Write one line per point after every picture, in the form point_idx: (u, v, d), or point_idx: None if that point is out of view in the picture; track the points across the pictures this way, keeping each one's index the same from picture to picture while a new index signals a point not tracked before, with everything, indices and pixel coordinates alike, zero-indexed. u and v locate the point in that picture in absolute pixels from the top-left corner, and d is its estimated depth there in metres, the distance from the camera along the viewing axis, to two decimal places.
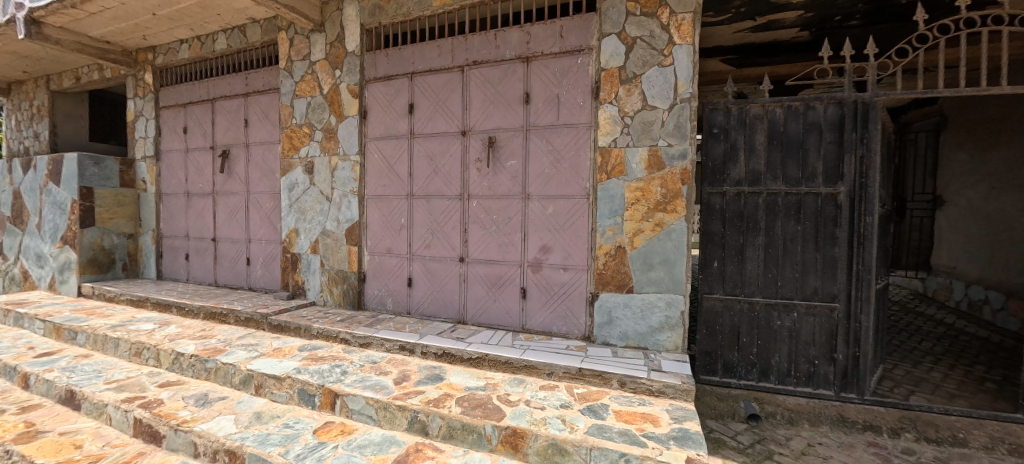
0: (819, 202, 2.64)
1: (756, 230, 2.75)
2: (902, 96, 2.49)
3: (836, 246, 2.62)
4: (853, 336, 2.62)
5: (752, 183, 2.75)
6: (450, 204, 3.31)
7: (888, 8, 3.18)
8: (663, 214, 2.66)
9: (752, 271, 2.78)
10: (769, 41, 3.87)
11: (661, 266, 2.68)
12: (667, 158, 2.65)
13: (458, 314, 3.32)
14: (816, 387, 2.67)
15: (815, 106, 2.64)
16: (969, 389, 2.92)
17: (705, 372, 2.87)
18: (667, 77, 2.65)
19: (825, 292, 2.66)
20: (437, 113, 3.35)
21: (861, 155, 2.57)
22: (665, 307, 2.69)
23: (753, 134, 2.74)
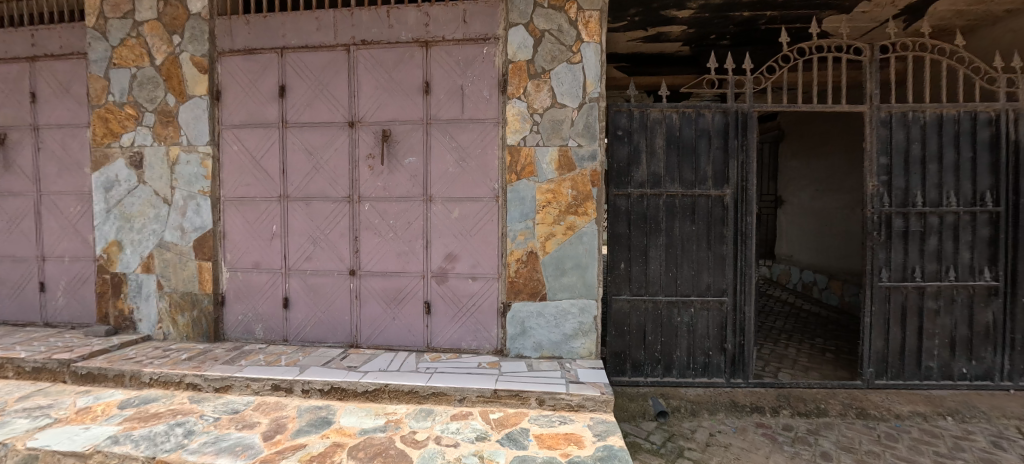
0: (710, 203, 2.81)
1: (657, 231, 2.83)
2: (772, 108, 2.77)
3: (725, 244, 2.82)
4: (739, 327, 2.84)
5: (653, 185, 2.81)
6: (337, 208, 2.79)
7: (750, 32, 3.61)
8: (575, 217, 2.57)
9: (656, 272, 2.85)
10: (656, 53, 4.12)
11: (573, 271, 2.59)
12: (577, 159, 2.56)
13: (349, 336, 2.82)
14: (710, 376, 2.89)
15: (704, 113, 2.80)
16: (817, 360, 3.45)
17: (615, 373, 2.89)
18: (576, 74, 2.56)
19: (716, 287, 2.84)
20: (318, 99, 2.80)
21: (742, 160, 2.79)
22: (578, 313, 2.60)
23: (653, 138, 2.82)
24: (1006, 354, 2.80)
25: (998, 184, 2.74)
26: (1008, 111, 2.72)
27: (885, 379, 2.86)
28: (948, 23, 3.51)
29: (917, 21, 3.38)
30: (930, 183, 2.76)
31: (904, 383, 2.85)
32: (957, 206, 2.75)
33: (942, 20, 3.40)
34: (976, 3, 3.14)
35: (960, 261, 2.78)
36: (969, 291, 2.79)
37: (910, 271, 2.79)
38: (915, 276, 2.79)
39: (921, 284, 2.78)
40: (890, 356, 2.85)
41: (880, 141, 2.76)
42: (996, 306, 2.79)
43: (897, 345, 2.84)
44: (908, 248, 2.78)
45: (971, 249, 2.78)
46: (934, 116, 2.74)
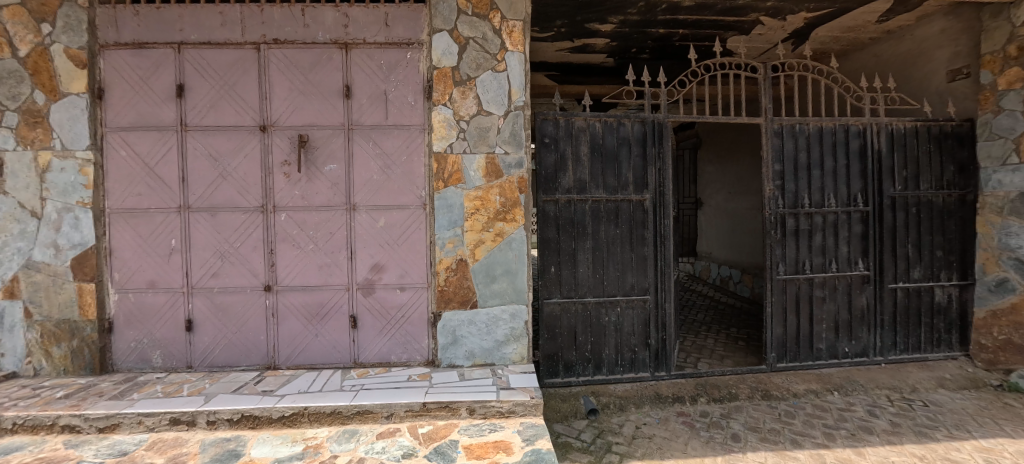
0: (632, 208, 2.97)
1: (584, 234, 2.94)
2: (684, 119, 2.99)
3: (646, 246, 2.99)
4: (661, 322, 3.03)
5: (579, 191, 2.92)
6: (249, 218, 2.57)
7: (666, 48, 3.89)
8: (503, 223, 2.59)
9: (584, 274, 2.95)
10: (583, 63, 4.29)
11: (503, 278, 2.60)
12: (504, 166, 2.58)
13: (265, 358, 2.61)
14: (637, 371, 3.03)
15: (624, 123, 2.96)
16: (731, 349, 3.77)
17: (549, 375, 2.94)
18: (501, 82, 2.59)
19: (639, 287, 3.00)
20: (224, 100, 2.57)
21: (659, 167, 2.99)
22: (509, 319, 2.62)
23: (578, 146, 2.92)
24: (877, 333, 3.25)
25: (866, 187, 3.19)
26: (872, 125, 3.17)
27: (786, 362, 3.17)
28: (827, 47, 4.02)
29: (802, 44, 3.84)
30: (814, 187, 3.14)
31: (800, 364, 3.19)
32: (836, 207, 3.16)
33: (821, 44, 3.89)
34: (847, 31, 3.63)
35: (839, 254, 3.19)
36: (848, 280, 3.21)
37: (802, 265, 3.15)
38: (805, 269, 3.15)
39: (811, 276, 3.15)
40: (789, 341, 3.18)
41: (774, 150, 3.08)
42: (869, 292, 3.23)
43: (794, 331, 3.18)
44: (799, 245, 3.14)
45: (848, 244, 3.19)
46: (816, 128, 3.13)
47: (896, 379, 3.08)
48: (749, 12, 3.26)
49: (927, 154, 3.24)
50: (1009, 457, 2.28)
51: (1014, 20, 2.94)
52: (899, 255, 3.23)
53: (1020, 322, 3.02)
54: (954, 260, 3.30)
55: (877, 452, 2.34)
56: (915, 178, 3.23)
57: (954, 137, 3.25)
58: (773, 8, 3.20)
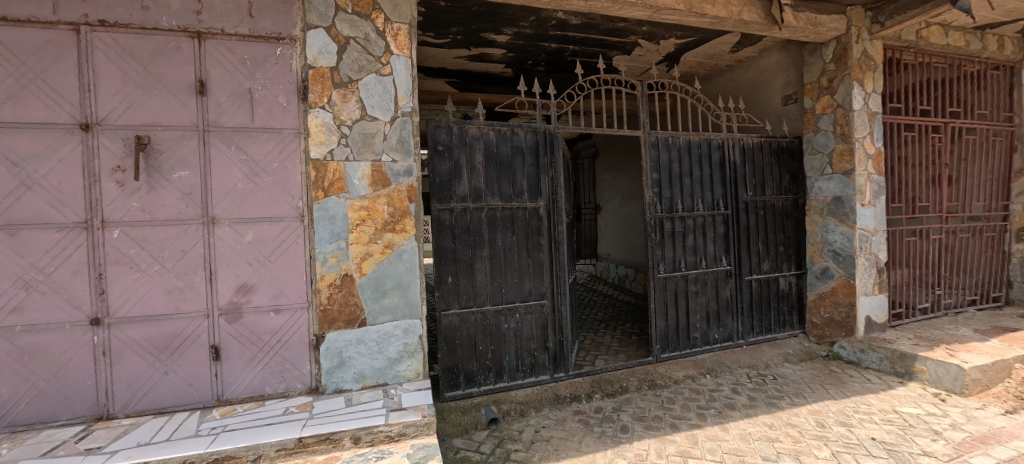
0: (527, 215, 3.04)
1: (481, 243, 2.93)
2: (572, 131, 3.15)
3: (541, 251, 3.08)
4: (558, 325, 3.13)
5: (475, 199, 2.91)
6: (67, 237, 2.08)
7: (559, 62, 4.09)
8: (392, 234, 2.48)
9: (482, 283, 2.94)
10: (483, 71, 4.31)
11: (394, 291, 2.49)
12: (392, 175, 2.48)
13: (94, 407, 2.13)
14: (538, 375, 3.09)
15: (517, 132, 3.02)
16: (624, 344, 4.05)
17: (449, 388, 2.85)
18: (386, 87, 2.48)
19: (536, 292, 3.07)
20: (26, 90, 2.04)
21: (551, 176, 3.11)
22: (402, 335, 2.51)
23: (472, 153, 2.92)
24: (739, 320, 3.73)
25: (726, 193, 3.67)
26: (728, 139, 3.66)
27: (668, 352, 3.48)
28: (694, 71, 4.57)
29: (674, 66, 4.31)
30: (686, 194, 3.52)
31: (681, 353, 3.53)
32: (703, 210, 3.58)
33: (689, 67, 4.41)
34: (708, 58, 4.16)
35: (707, 253, 3.61)
36: (715, 275, 3.64)
37: (678, 263, 3.51)
38: (681, 267, 3.51)
39: (685, 273, 3.52)
40: (670, 333, 3.50)
41: (652, 160, 3.39)
42: (732, 284, 3.71)
43: (674, 323, 3.51)
44: (675, 245, 3.49)
45: (714, 243, 3.64)
46: (685, 141, 3.52)
47: (753, 358, 3.58)
48: (628, 34, 3.56)
49: (770, 165, 3.83)
50: (831, 416, 2.76)
51: (824, 57, 3.62)
52: (753, 251, 3.76)
53: (838, 301, 3.69)
54: (793, 254, 3.93)
55: (738, 425, 2.68)
56: (762, 185, 3.79)
57: (789, 151, 3.89)
58: (648, 32, 3.53)
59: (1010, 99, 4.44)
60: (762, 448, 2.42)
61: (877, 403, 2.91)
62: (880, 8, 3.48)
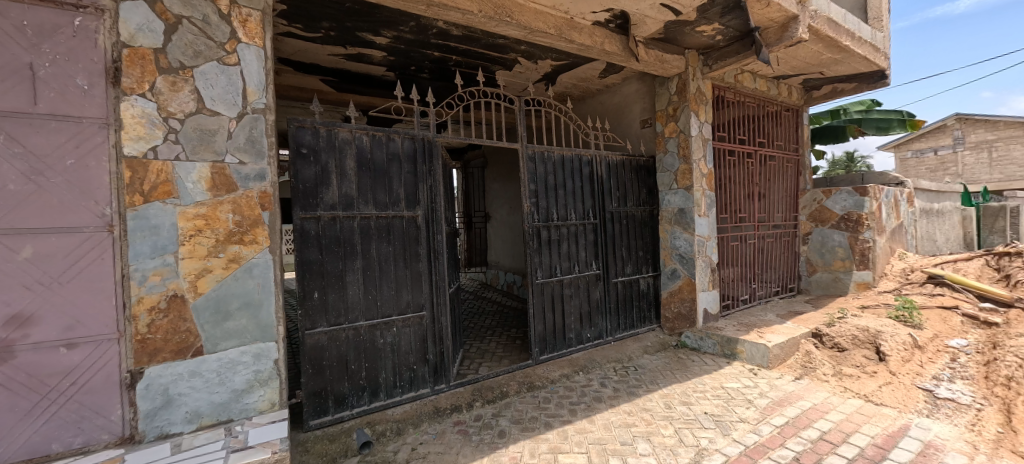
0: (404, 224, 2.94)
1: (353, 254, 2.74)
2: (451, 140, 3.16)
3: (420, 261, 3.00)
4: (438, 336, 3.09)
5: (345, 207, 2.72)
6: None
7: (443, 70, 4.10)
8: (239, 246, 2.17)
9: (355, 296, 2.75)
10: (362, 73, 4.09)
11: (241, 312, 2.18)
12: (238, 178, 2.18)
13: None
14: (417, 389, 2.98)
15: (394, 138, 2.92)
16: (508, 349, 4.18)
17: (314, 416, 2.58)
18: (231, 78, 2.17)
19: (415, 303, 2.98)
20: None
21: (429, 184, 3.07)
22: (251, 361, 2.20)
23: (343, 159, 2.73)
24: (608, 319, 4.12)
25: (595, 204, 4.05)
26: (596, 156, 4.06)
27: (547, 353, 3.68)
28: (570, 92, 4.97)
29: (552, 85, 4.62)
30: (561, 204, 3.80)
31: (558, 353, 3.76)
32: (576, 220, 3.91)
33: (565, 88, 4.80)
34: (581, 80, 4.56)
35: (579, 259, 3.94)
36: (586, 279, 3.98)
37: (554, 269, 3.75)
38: (557, 273, 3.77)
39: (561, 278, 3.78)
40: (548, 336, 3.71)
41: (529, 173, 3.59)
42: (601, 287, 4.09)
43: (551, 326, 3.73)
44: (551, 252, 3.73)
45: (585, 249, 3.98)
46: (559, 156, 3.81)
47: (619, 352, 3.99)
48: (508, 51, 3.72)
49: (630, 180, 4.35)
50: (677, 397, 3.20)
51: (670, 90, 4.24)
52: (618, 256, 4.21)
53: (683, 297, 4.33)
54: (650, 257, 4.50)
55: (603, 415, 2.94)
56: (624, 198, 4.28)
57: (645, 168, 4.47)
58: (526, 51, 3.74)
59: (796, 134, 5.75)
60: (621, 434, 2.70)
61: (710, 381, 3.48)
62: (708, 54, 4.23)
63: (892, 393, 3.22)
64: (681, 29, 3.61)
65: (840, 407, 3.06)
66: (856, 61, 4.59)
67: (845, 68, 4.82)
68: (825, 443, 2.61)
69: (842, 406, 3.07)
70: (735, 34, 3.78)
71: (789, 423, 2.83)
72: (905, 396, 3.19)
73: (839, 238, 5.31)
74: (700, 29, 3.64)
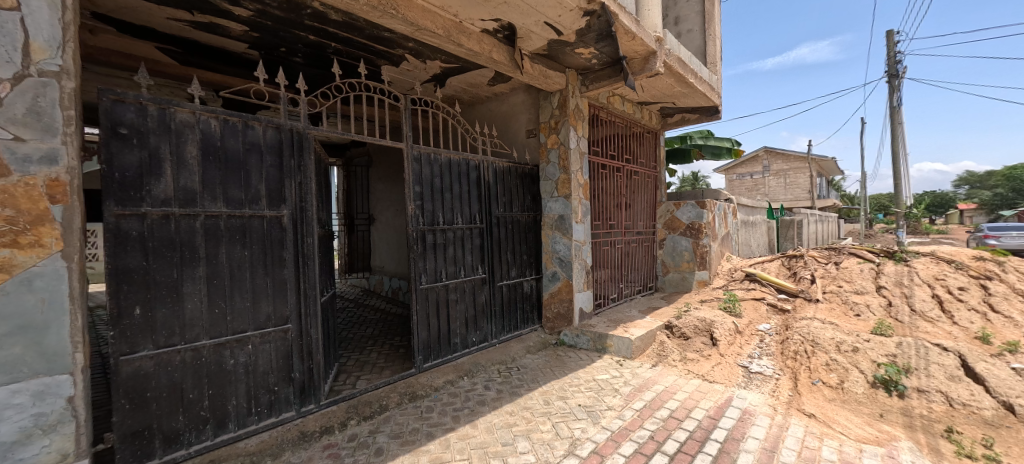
0: (264, 226, 2.56)
1: (194, 260, 2.29)
2: (326, 134, 2.86)
3: (284, 268, 2.64)
4: (306, 350, 2.75)
5: (184, 204, 2.25)
6: None
7: (319, 56, 3.71)
8: (12, 250, 1.62)
9: (195, 311, 2.29)
10: (216, 46, 3.47)
11: (12, 339, 1.62)
12: (13, 160, 1.63)
13: None
14: (278, 414, 2.61)
15: (254, 126, 2.53)
16: (389, 359, 3.96)
17: (132, 461, 2.08)
18: (4, 26, 1.62)
19: (277, 316, 2.61)
20: None
21: (298, 181, 2.73)
22: (29, 404, 1.66)
23: (181, 145, 2.27)
24: (493, 322, 4.19)
25: (481, 209, 4.12)
26: (483, 161, 4.14)
27: (431, 360, 3.58)
28: (460, 96, 4.97)
29: (442, 87, 4.56)
30: (446, 208, 3.78)
31: (442, 360, 3.68)
32: (462, 224, 3.92)
33: (454, 91, 4.78)
34: (470, 85, 4.59)
35: (465, 263, 3.95)
36: (472, 283, 4.00)
37: (439, 274, 3.69)
38: (442, 278, 3.72)
39: (446, 283, 3.73)
40: (432, 342, 3.62)
41: (414, 174, 3.50)
42: (487, 290, 4.15)
43: (435, 333, 3.64)
44: (436, 257, 3.67)
45: (471, 254, 4.01)
46: (446, 159, 3.80)
47: (503, 354, 4.09)
48: (395, 46, 3.54)
49: (515, 187, 4.54)
50: (555, 392, 3.41)
51: (552, 105, 4.54)
52: (503, 260, 4.32)
53: (562, 298, 4.64)
54: (533, 261, 4.74)
55: (486, 419, 2.97)
56: (510, 203, 4.44)
57: (529, 176, 4.71)
58: (414, 49, 3.61)
59: (655, 154, 6.67)
60: (503, 435, 2.75)
61: (584, 375, 3.79)
62: (586, 75, 4.64)
63: (721, 371, 3.93)
64: (562, 48, 3.89)
65: (684, 387, 3.60)
66: (698, 96, 5.52)
67: (690, 101, 5.76)
68: (672, 420, 3.03)
69: (686, 386, 3.63)
70: (607, 60, 4.21)
71: (646, 406, 3.22)
72: (729, 373, 3.90)
73: (685, 244, 6.31)
74: (578, 51, 3.97)
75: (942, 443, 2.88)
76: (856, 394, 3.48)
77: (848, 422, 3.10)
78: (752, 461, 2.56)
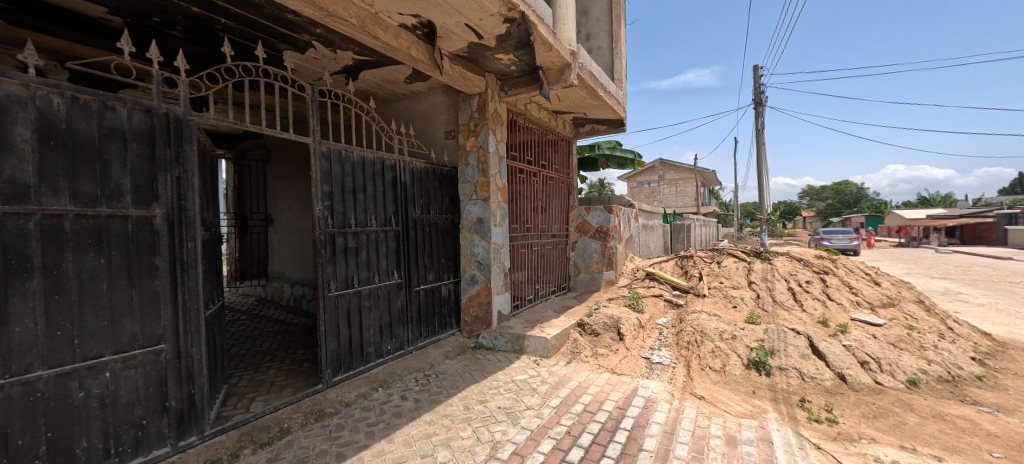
0: (129, 228, 2.12)
1: (24, 270, 1.83)
2: (213, 122, 2.48)
3: (156, 278, 2.22)
4: (188, 374, 2.34)
5: (10, 200, 1.79)
6: None
7: (205, 32, 3.22)
8: None
9: (27, 335, 1.83)
10: (60, 6, 2.81)
11: None
12: None
13: None
14: (147, 452, 2.18)
15: (115, 107, 2.10)
16: (292, 376, 3.58)
17: None
18: None
19: (147, 335, 2.18)
20: None
21: (176, 176, 2.31)
22: None
23: (6, 126, 1.80)
24: (409, 328, 4.03)
25: (397, 211, 3.94)
26: (400, 161, 3.96)
27: (340, 374, 3.33)
28: (374, 91, 4.70)
29: (354, 80, 4.27)
30: (358, 209, 3.54)
31: (353, 372, 3.44)
32: (376, 226, 3.71)
33: (368, 86, 4.51)
34: (386, 81, 4.38)
35: (380, 268, 3.73)
36: (387, 288, 3.80)
37: (350, 280, 3.44)
38: (354, 284, 3.47)
39: (358, 290, 3.49)
40: (342, 353, 3.35)
41: (322, 172, 3.23)
42: (403, 296, 3.97)
43: (345, 343, 3.39)
44: (347, 261, 3.41)
45: (386, 258, 3.81)
46: (359, 157, 3.56)
47: (421, 361, 3.94)
48: (300, 30, 3.22)
49: (433, 188, 4.43)
50: (474, 397, 3.38)
51: (471, 107, 4.52)
52: (420, 263, 4.18)
53: (480, 301, 4.64)
54: (451, 264, 4.66)
55: (404, 431, 2.82)
56: (427, 206, 4.32)
57: (448, 178, 4.64)
58: (323, 36, 3.31)
59: (568, 161, 7.03)
60: (422, 447, 2.64)
61: (503, 376, 3.82)
62: (505, 80, 4.71)
63: (627, 364, 4.27)
64: (482, 52, 3.90)
65: (597, 381, 3.84)
66: (607, 109, 5.95)
67: (600, 113, 6.19)
68: (587, 413, 3.21)
69: (597, 380, 3.88)
70: (526, 68, 4.33)
71: (562, 402, 3.36)
72: (634, 365, 4.26)
73: (594, 246, 6.76)
74: (498, 56, 4.01)
75: (797, 411, 3.48)
76: (735, 375, 4.07)
77: (730, 400, 3.58)
78: (655, 444, 2.82)
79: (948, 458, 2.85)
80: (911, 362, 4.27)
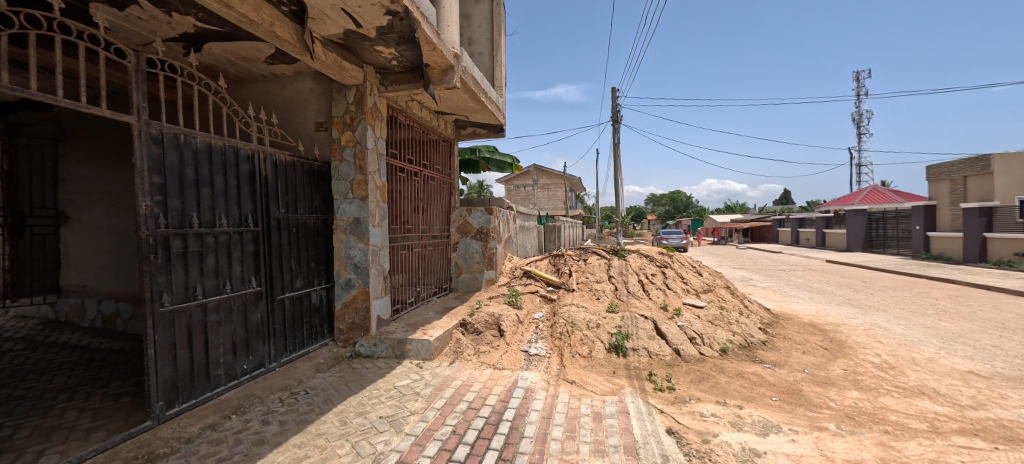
0: None
1: None
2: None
3: None
4: None
5: None
6: None
7: None
8: None
9: None
10: None
11: None
12: None
13: None
14: None
15: None
16: (103, 415, 2.84)
17: None
18: None
19: None
20: None
21: None
22: None
23: None
24: (270, 343, 3.54)
25: (255, 209, 3.44)
26: (259, 152, 3.47)
27: (178, 405, 2.78)
28: (222, 68, 4.01)
29: (196, 52, 3.58)
30: (203, 206, 2.99)
31: (196, 400, 2.89)
32: (227, 226, 3.17)
33: (215, 60, 3.82)
34: (240, 58, 3.78)
35: (233, 275, 3.21)
36: (242, 299, 3.28)
37: (191, 290, 2.88)
38: (197, 295, 2.91)
39: (202, 301, 2.94)
40: (179, 379, 2.79)
41: (151, 160, 2.64)
42: (263, 306, 3.48)
43: (186, 367, 2.83)
44: (188, 268, 2.85)
45: (242, 263, 3.29)
46: (203, 144, 3.00)
47: (286, 379, 3.50)
48: None
49: (301, 185, 3.99)
50: (352, 410, 3.15)
51: (347, 99, 4.21)
52: (285, 269, 3.71)
53: (357, 307, 4.34)
54: (322, 268, 4.25)
55: (266, 461, 2.49)
56: (294, 204, 3.86)
57: (319, 174, 4.24)
58: None
59: (449, 162, 7.03)
60: None
61: (383, 384, 3.65)
62: (385, 74, 4.50)
63: (507, 358, 4.51)
64: (361, 42, 3.67)
65: (480, 378, 3.96)
66: (488, 114, 6.15)
67: (481, 117, 6.37)
68: (471, 410, 3.29)
69: (481, 376, 4.00)
70: (408, 64, 4.22)
71: (447, 403, 3.38)
72: (514, 359, 4.52)
73: (476, 246, 6.92)
74: (378, 48, 3.82)
75: (646, 384, 4.14)
76: (599, 359, 4.64)
77: (595, 381, 4.08)
78: (535, 430, 3.04)
79: (746, 406, 3.75)
80: (723, 334, 5.46)
